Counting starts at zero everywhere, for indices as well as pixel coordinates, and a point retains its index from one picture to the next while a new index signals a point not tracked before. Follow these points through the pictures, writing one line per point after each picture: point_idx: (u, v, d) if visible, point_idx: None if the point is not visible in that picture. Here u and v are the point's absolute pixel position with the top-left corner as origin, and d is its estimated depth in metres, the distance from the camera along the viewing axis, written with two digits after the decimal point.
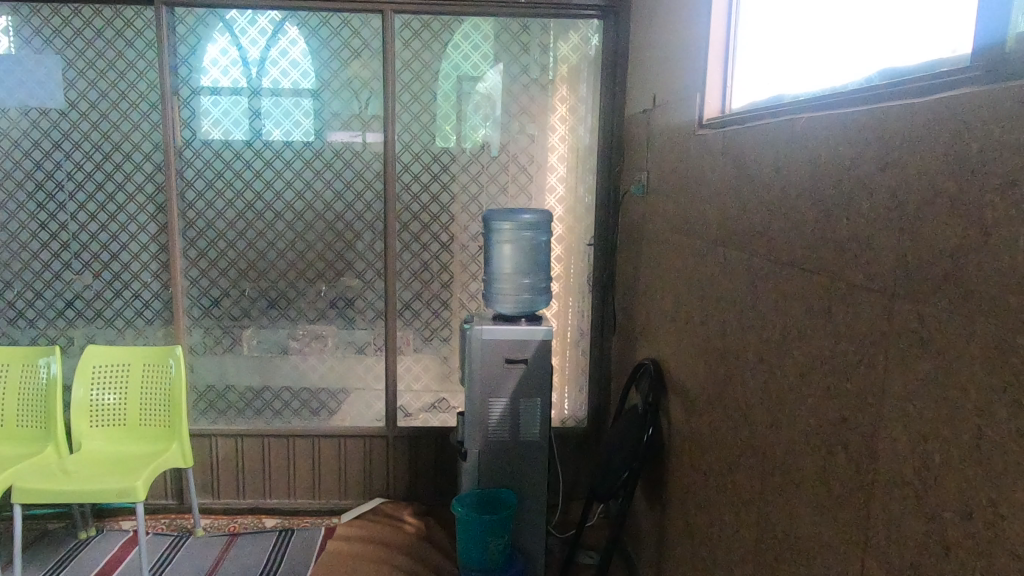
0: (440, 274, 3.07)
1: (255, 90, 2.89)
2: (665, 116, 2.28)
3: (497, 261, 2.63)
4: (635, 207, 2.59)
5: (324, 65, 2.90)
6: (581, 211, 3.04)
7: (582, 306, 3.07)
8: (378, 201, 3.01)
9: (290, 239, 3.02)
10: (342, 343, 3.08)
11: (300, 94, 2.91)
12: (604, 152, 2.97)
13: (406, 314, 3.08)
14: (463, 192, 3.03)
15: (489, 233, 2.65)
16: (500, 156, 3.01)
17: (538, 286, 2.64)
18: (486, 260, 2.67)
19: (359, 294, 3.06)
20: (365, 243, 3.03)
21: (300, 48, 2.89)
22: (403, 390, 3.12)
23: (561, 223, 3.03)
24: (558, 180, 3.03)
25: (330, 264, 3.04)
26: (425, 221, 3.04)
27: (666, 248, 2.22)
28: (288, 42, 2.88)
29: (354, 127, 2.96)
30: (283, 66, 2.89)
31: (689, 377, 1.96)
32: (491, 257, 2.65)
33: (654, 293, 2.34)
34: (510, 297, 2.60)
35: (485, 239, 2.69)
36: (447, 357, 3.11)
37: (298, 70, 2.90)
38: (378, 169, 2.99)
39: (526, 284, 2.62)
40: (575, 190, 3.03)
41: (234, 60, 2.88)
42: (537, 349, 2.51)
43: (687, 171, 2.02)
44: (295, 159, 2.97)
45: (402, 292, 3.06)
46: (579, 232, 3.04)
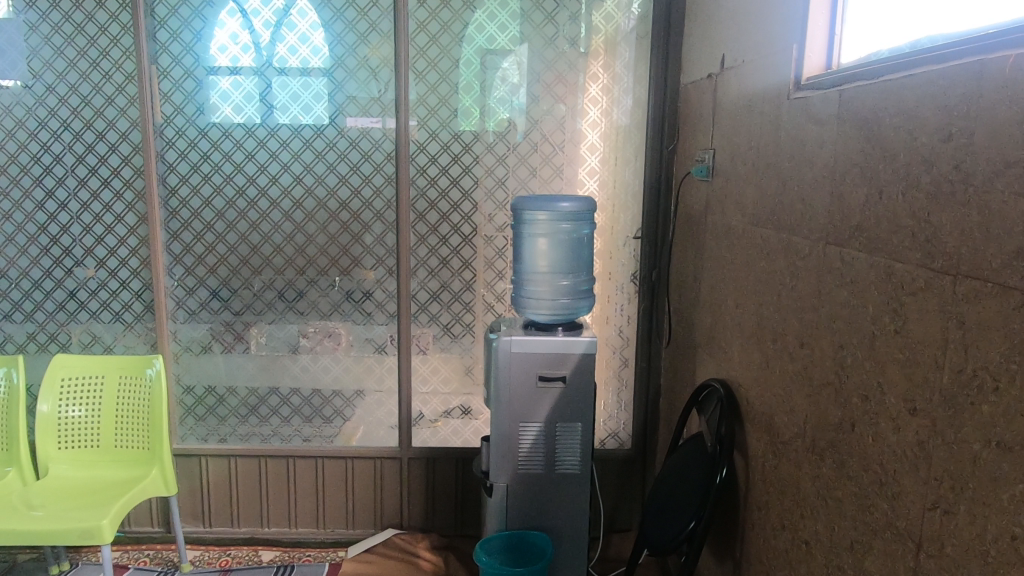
0: (462, 270, 2.65)
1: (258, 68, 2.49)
2: (738, 80, 1.83)
3: (530, 258, 2.20)
4: (697, 194, 2.15)
5: (337, 39, 2.49)
6: (626, 197, 2.58)
7: (626, 310, 2.62)
8: (389, 187, 2.60)
9: (289, 231, 2.61)
10: (350, 350, 2.68)
11: (309, 73, 2.50)
12: (655, 128, 2.52)
13: (423, 317, 2.67)
14: (488, 176, 2.60)
15: (518, 224, 2.21)
16: (532, 133, 2.57)
17: (578, 289, 2.23)
18: (517, 256, 2.23)
19: (368, 294, 2.65)
20: (375, 236, 2.62)
21: (310, 20, 2.47)
22: (420, 404, 2.71)
23: (604, 211, 2.57)
24: (601, 160, 2.57)
25: (334, 259, 2.63)
26: (445, 210, 2.61)
27: (742, 244, 1.77)
28: (296, 13, 2.47)
29: (373, 111, 2.55)
30: (292, 42, 2.48)
31: (780, 412, 1.52)
32: (521, 253, 2.22)
33: (724, 299, 1.90)
34: (546, 301, 2.19)
35: (514, 232, 2.25)
36: (470, 367, 2.70)
37: (308, 46, 2.49)
38: (389, 150, 2.58)
39: (565, 286, 2.21)
40: (619, 172, 2.58)
41: (232, 33, 2.47)
42: (576, 364, 2.10)
43: (777, 145, 1.57)
44: (293, 138, 2.56)
45: (418, 291, 2.65)
46: (623, 222, 2.59)
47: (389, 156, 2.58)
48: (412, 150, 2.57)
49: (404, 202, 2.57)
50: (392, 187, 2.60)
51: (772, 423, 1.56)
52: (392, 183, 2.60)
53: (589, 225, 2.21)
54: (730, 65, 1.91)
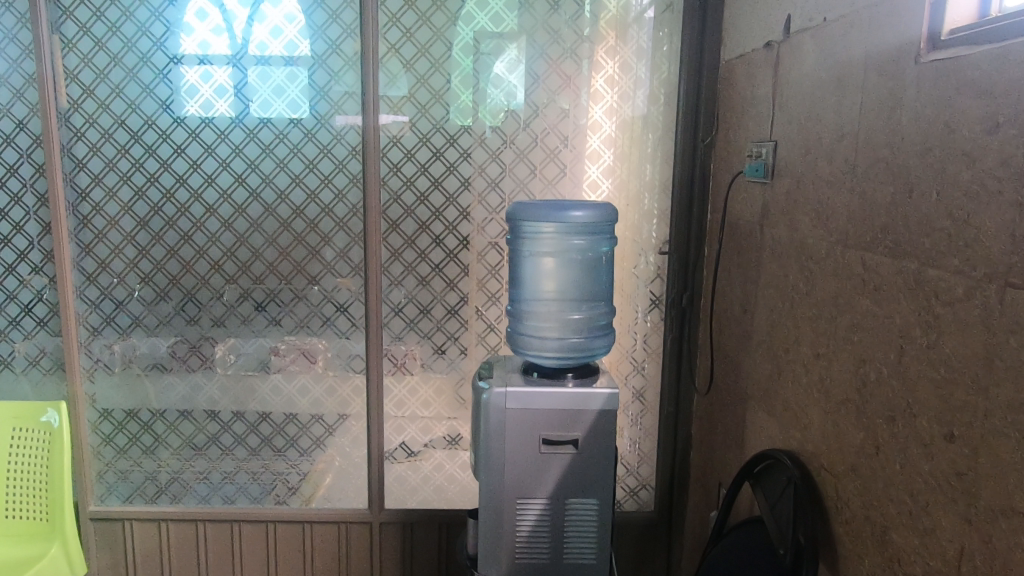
0: (445, 292, 2.15)
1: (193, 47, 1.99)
2: (820, 47, 1.34)
3: (531, 283, 1.72)
4: (749, 201, 1.65)
5: (289, 3, 1.98)
6: (649, 201, 2.08)
7: (649, 341, 2.12)
8: (353, 190, 2.09)
9: (229, 244, 2.11)
10: (308, 390, 2.19)
11: (264, 57, 2.00)
12: (689, 115, 2.00)
13: (398, 351, 2.16)
14: (479, 176, 2.09)
15: (511, 234, 1.72)
16: (534, 123, 2.06)
17: (595, 323, 1.72)
18: (516, 279, 1.74)
19: (330, 322, 2.15)
20: (337, 250, 2.12)
21: None
22: (396, 456, 2.21)
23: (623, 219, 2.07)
24: (619, 155, 2.05)
25: (287, 279, 2.13)
26: (424, 219, 2.10)
27: (828, 272, 1.28)
28: None
29: (344, 104, 2.04)
30: (230, 6, 1.97)
31: (905, 533, 1.03)
32: (519, 276, 1.73)
33: (795, 344, 1.41)
34: (553, 340, 1.68)
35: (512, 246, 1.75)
36: (456, 411, 2.20)
37: (252, 11, 1.97)
38: (354, 144, 2.06)
39: (578, 321, 1.70)
40: (641, 169, 2.06)
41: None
42: (592, 425, 1.60)
43: (896, 132, 1.07)
44: (234, 129, 2.04)
45: (391, 318, 2.15)
46: (645, 232, 2.08)
47: (353, 150, 2.06)
48: (382, 142, 2.05)
49: (372, 208, 2.07)
50: (357, 189, 2.09)
51: (887, 542, 1.07)
52: (357, 185, 2.08)
53: (609, 241, 1.72)
54: (804, 27, 1.42)
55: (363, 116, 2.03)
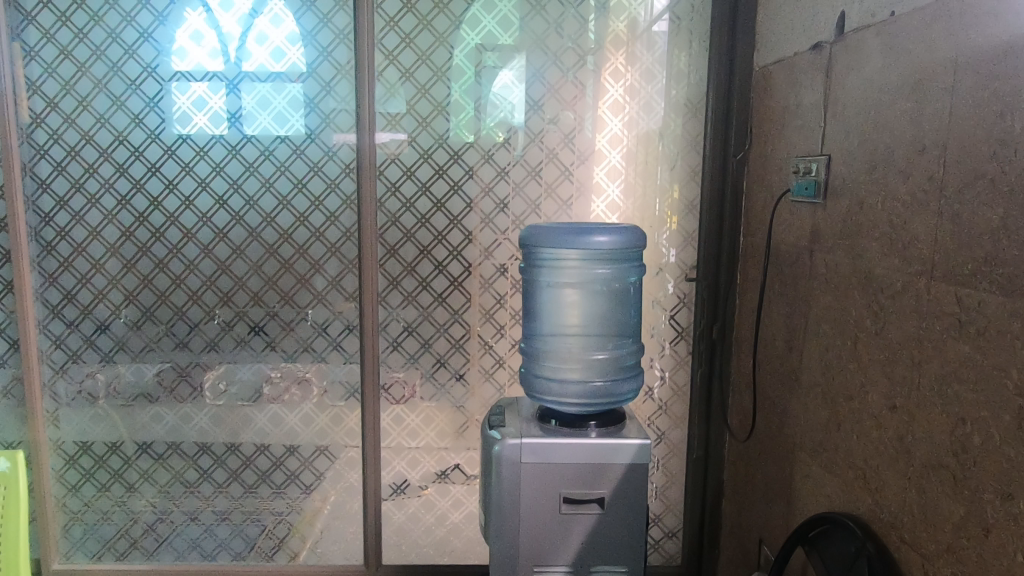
0: (449, 325, 1.94)
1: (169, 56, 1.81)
2: (888, 45, 1.15)
3: (549, 319, 1.52)
4: (795, 222, 1.45)
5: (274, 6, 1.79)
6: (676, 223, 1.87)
7: (676, 377, 1.91)
8: (346, 212, 1.89)
9: (209, 272, 1.91)
10: (297, 433, 1.98)
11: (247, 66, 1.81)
12: (718, 127, 1.80)
13: (396, 390, 1.95)
14: (486, 196, 1.88)
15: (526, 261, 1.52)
16: (548, 137, 1.86)
17: (620, 363, 1.53)
18: (530, 313, 1.54)
19: (321, 357, 1.95)
20: (328, 279, 1.92)
21: None
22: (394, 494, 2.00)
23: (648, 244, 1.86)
24: (641, 171, 1.86)
25: (273, 310, 1.93)
26: (425, 243, 1.90)
27: (906, 309, 1.08)
28: None
29: (336, 117, 1.84)
30: (210, 10, 1.79)
31: None
32: (536, 311, 1.53)
33: (861, 391, 1.21)
34: (575, 384, 1.48)
35: (525, 276, 1.55)
36: (461, 455, 1.99)
37: (234, 15, 1.79)
38: (346, 161, 1.86)
39: (602, 361, 1.51)
40: (666, 187, 1.86)
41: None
42: (620, 482, 1.40)
43: (1009, 144, 0.88)
44: (214, 145, 1.85)
45: (387, 354, 1.94)
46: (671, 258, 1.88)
47: (346, 168, 1.86)
48: (378, 159, 1.85)
49: (367, 232, 1.86)
50: (351, 211, 1.89)
51: None
52: (350, 206, 1.88)
53: (638, 271, 1.52)
54: (865, 23, 1.23)
55: (357, 130, 1.84)
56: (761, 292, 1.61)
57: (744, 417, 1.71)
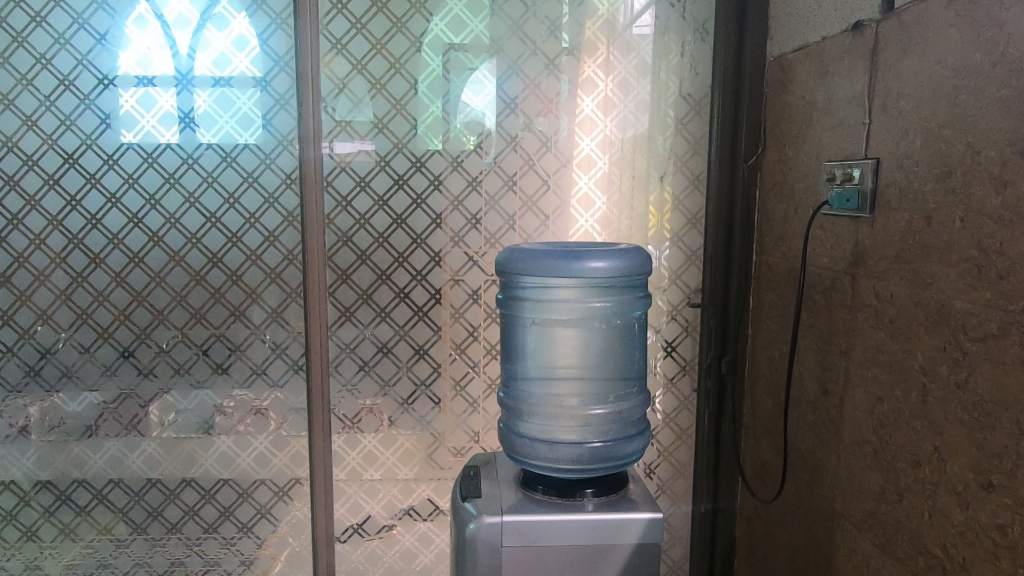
0: (413, 365, 1.64)
1: (70, 44, 1.49)
2: (966, 17, 0.90)
3: (535, 362, 1.24)
4: (831, 241, 1.20)
5: None
6: (680, 238, 1.60)
7: (683, 419, 1.64)
8: (288, 230, 1.58)
9: (122, 304, 1.58)
10: (233, 494, 1.66)
11: (166, 57, 1.51)
12: (726, 128, 1.55)
13: (350, 442, 1.65)
14: (455, 211, 1.59)
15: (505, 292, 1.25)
16: (526, 141, 1.58)
17: (623, 418, 1.24)
18: (511, 358, 1.26)
19: (260, 405, 1.64)
20: (267, 310, 1.61)
21: None
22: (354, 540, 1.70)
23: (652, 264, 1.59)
24: (637, 180, 1.59)
25: (202, 349, 1.62)
26: (383, 267, 1.60)
27: (1006, 359, 0.84)
28: None
29: (274, 118, 1.54)
30: None
31: None
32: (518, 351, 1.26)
33: (934, 457, 0.96)
34: (567, 445, 1.19)
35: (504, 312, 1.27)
36: (431, 511, 1.70)
37: None
38: (287, 169, 1.56)
39: (602, 416, 1.22)
40: (666, 198, 1.59)
41: None
42: (627, 566, 1.12)
43: None
44: (126, 152, 1.53)
45: (340, 399, 1.64)
46: (675, 279, 1.60)
47: (287, 178, 1.56)
48: (325, 167, 1.55)
49: (314, 256, 1.57)
50: (294, 230, 1.58)
51: None
52: (293, 224, 1.58)
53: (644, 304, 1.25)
54: None
55: (299, 132, 1.54)
56: (793, 333, 1.30)
57: (765, 476, 1.46)
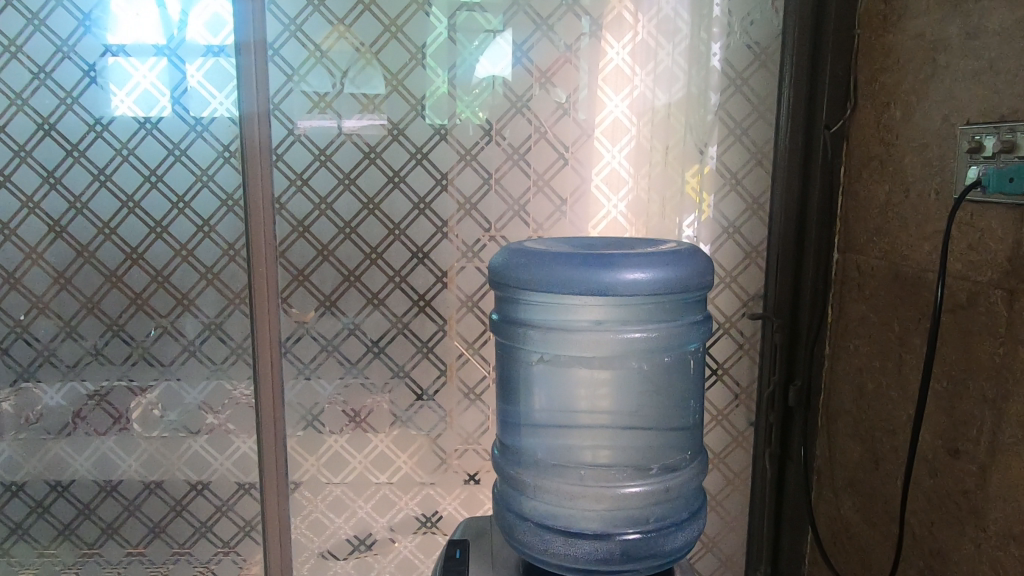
0: (392, 390, 1.27)
1: None
2: None
3: (546, 405, 0.94)
4: (981, 240, 0.83)
5: None
6: (738, 228, 1.23)
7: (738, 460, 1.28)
8: (227, 218, 1.20)
9: (18, 313, 1.23)
10: (164, 552, 1.31)
11: None
12: (800, 82, 1.17)
13: (313, 487, 1.29)
14: (443, 192, 1.22)
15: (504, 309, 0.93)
16: (536, 101, 1.21)
17: (664, 500, 0.93)
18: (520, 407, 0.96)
19: (196, 439, 1.27)
20: (203, 321, 1.23)
21: None
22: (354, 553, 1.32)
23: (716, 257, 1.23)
24: (683, 152, 1.21)
25: (121, 372, 1.25)
26: (352, 266, 1.23)
27: None
28: None
29: (207, 70, 1.17)
30: None
31: None
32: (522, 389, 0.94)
33: None
34: (590, 538, 0.88)
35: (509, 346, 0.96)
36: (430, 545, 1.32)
37: None
38: (225, 137, 1.18)
39: (636, 497, 0.91)
40: (722, 175, 1.22)
41: None
42: None
43: None
44: (14, 115, 1.16)
45: (299, 434, 1.27)
46: (732, 281, 1.23)
47: (225, 150, 1.18)
48: (274, 137, 1.19)
49: (261, 250, 1.19)
50: (235, 216, 1.21)
51: None
52: (234, 208, 1.20)
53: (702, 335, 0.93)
54: None
55: (237, 88, 1.15)
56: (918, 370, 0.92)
57: (866, 559, 1.10)
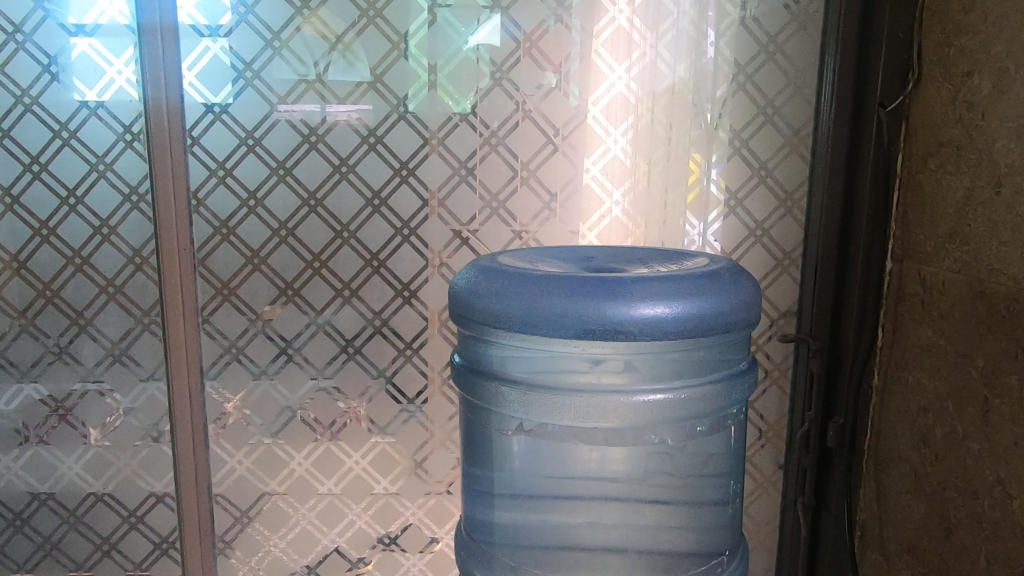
0: (343, 429, 1.04)
1: None
2: None
3: (528, 456, 0.81)
4: None
5: None
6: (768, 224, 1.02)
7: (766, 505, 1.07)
8: (131, 217, 0.96)
9: None
10: None
11: None
12: (847, 48, 0.94)
13: (247, 547, 1.05)
14: (402, 185, 0.99)
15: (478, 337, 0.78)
16: (519, 72, 0.97)
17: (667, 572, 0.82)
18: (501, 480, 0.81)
19: (101, 493, 1.02)
20: (104, 346, 0.98)
21: None
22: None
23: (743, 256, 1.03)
24: (709, 134, 1.00)
25: (4, 412, 1.00)
26: (289, 277, 0.99)
27: None
28: None
29: (100, 29, 0.92)
30: None
31: None
32: (501, 437, 0.81)
33: None
34: None
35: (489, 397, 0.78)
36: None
37: None
38: (125, 117, 0.94)
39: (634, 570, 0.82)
40: (751, 163, 1.01)
41: None
42: None
43: None
44: None
45: (226, 482, 1.03)
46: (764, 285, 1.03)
47: (127, 132, 0.94)
48: (187, 114, 0.94)
49: (172, 258, 0.95)
50: (142, 216, 0.96)
51: None
52: (139, 206, 0.95)
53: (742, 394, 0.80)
54: None
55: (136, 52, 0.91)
56: None
57: None
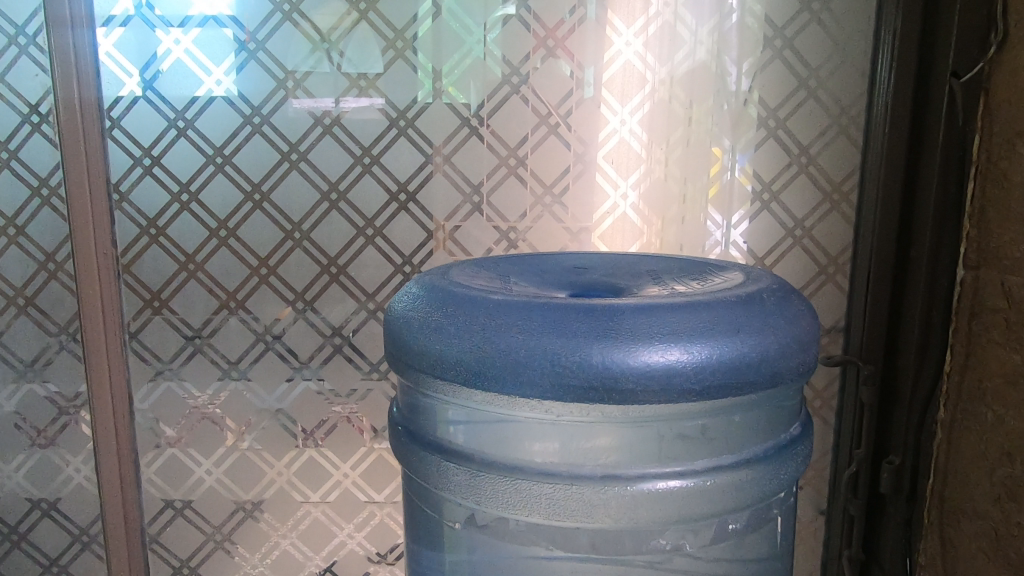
0: (298, 467, 0.87)
1: None
2: None
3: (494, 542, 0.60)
4: None
5: None
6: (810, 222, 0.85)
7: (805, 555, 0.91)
8: (42, 214, 0.80)
9: None
10: None
11: None
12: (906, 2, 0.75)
13: None
14: (365, 176, 0.82)
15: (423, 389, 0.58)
16: (505, 37, 0.80)
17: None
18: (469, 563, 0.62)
19: (19, 538, 0.87)
20: (18, 367, 0.84)
21: None
22: None
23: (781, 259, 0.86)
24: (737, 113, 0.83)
25: None
26: (230, 286, 0.83)
27: None
28: None
29: None
30: None
31: None
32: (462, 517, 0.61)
33: None
34: None
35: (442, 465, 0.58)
36: None
37: None
38: (31, 94, 0.78)
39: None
40: (789, 148, 0.84)
41: None
42: None
43: None
44: None
45: (163, 527, 0.87)
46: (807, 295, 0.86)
47: (33, 113, 0.79)
48: (103, 89, 0.79)
49: (89, 263, 0.80)
50: (54, 213, 0.81)
51: None
52: (51, 201, 0.80)
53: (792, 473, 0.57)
54: None
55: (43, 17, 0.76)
56: None
57: None
